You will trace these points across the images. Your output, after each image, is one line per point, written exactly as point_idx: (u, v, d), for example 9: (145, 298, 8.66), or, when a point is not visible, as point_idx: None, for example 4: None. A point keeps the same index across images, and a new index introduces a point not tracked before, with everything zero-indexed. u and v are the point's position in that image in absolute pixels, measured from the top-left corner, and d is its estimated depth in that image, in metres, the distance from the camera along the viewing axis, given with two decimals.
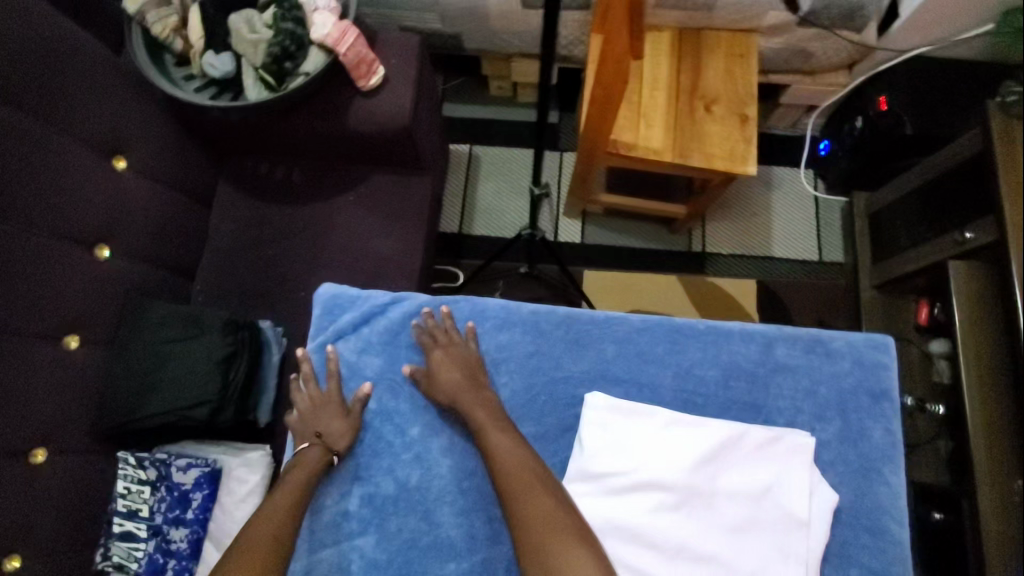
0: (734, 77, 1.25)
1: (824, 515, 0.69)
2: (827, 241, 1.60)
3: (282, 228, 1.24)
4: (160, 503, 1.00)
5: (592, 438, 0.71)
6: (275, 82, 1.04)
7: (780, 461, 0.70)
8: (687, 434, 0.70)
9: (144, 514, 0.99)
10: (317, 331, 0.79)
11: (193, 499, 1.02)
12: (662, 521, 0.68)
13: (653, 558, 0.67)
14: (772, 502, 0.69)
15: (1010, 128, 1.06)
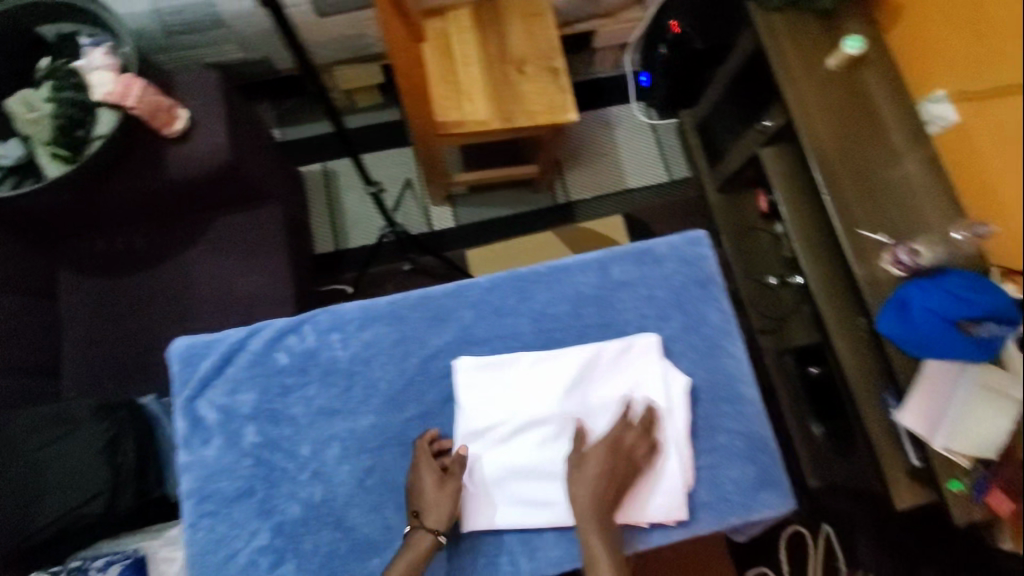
0: (534, 35, 1.34)
1: (681, 398, 0.77)
2: (672, 161, 1.74)
3: (137, 299, 1.18)
4: None
5: (469, 400, 0.76)
6: (71, 152, 1.01)
7: (634, 367, 0.78)
8: (549, 369, 0.77)
9: None
10: (181, 386, 0.78)
11: None
12: (547, 450, 0.75)
13: (551, 486, 0.74)
14: (635, 404, 0.77)
15: (771, 23, 1.22)
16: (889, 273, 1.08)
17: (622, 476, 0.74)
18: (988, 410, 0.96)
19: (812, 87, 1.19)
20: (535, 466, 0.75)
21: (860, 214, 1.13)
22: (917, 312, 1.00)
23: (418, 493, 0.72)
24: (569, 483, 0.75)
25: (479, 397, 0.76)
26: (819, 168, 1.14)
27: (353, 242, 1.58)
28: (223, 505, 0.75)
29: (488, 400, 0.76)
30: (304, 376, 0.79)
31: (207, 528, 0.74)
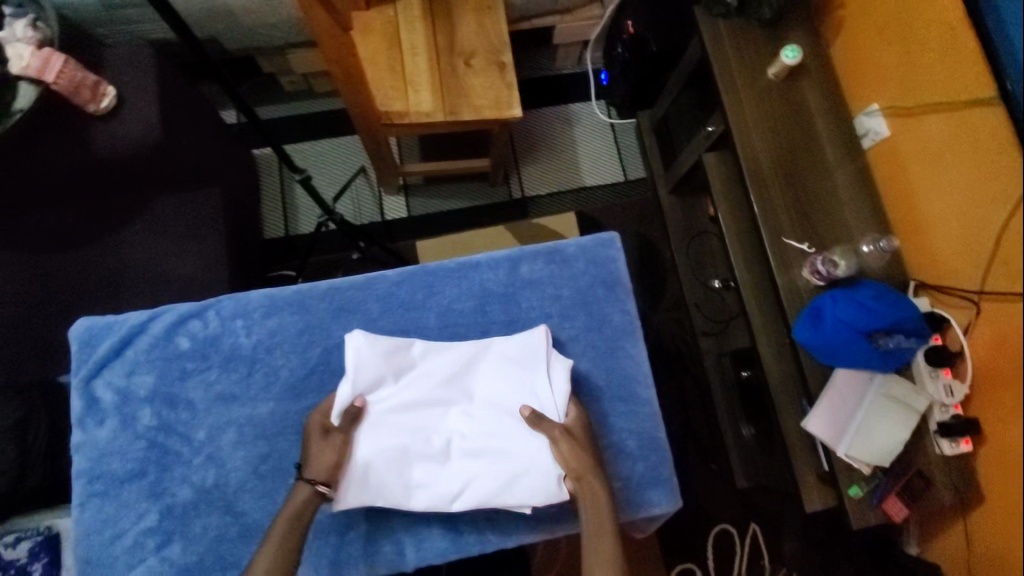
0: (485, 29, 1.33)
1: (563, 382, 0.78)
2: (628, 161, 1.74)
3: (65, 276, 1.16)
4: None
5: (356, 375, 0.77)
6: None
7: (521, 351, 0.80)
8: (439, 351, 0.80)
9: None
10: (79, 367, 0.79)
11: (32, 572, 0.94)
12: (425, 432, 0.77)
13: (429, 466, 0.76)
14: (515, 384, 0.79)
15: (715, 30, 1.22)
16: (808, 283, 1.12)
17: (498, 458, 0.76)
18: (888, 419, 1.03)
19: (751, 96, 1.20)
20: (410, 447, 0.76)
21: (787, 224, 1.15)
22: (829, 321, 1.05)
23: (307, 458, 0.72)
24: (444, 464, 0.77)
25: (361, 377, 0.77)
26: (750, 177, 1.16)
27: (302, 228, 1.58)
28: (113, 486, 0.76)
29: (369, 381, 0.77)
30: (205, 362, 0.80)
31: (95, 508, 0.75)
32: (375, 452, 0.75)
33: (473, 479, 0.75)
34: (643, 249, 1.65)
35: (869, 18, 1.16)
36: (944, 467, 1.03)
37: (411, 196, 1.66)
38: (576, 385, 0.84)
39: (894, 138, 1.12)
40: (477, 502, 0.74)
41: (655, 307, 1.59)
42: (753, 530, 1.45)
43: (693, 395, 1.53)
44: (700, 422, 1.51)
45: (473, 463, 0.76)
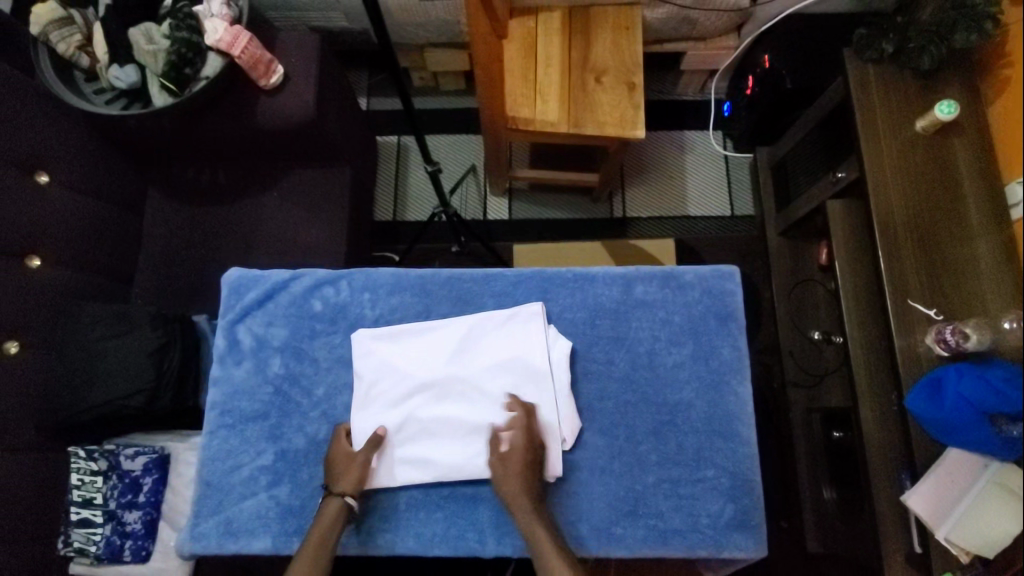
0: (621, 48, 1.35)
1: (561, 361, 0.82)
2: (737, 196, 1.70)
3: (211, 227, 1.30)
4: (113, 490, 1.08)
5: (362, 365, 0.83)
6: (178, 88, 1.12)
7: (518, 333, 0.83)
8: (438, 335, 0.84)
9: (98, 501, 1.07)
10: (226, 310, 0.88)
11: (144, 483, 1.09)
12: (433, 419, 0.81)
13: (441, 440, 0.80)
14: (519, 369, 0.81)
15: (864, 74, 1.18)
16: (931, 351, 1.06)
17: None
18: (998, 511, 0.93)
19: (891, 148, 1.15)
20: (421, 423, 0.80)
21: (915, 286, 1.09)
22: (949, 395, 0.97)
23: (329, 468, 0.77)
24: (453, 441, 0.80)
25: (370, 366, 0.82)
26: (880, 232, 1.11)
27: (411, 215, 1.66)
28: (240, 422, 0.83)
29: (379, 372, 0.82)
30: (332, 326, 0.87)
31: (222, 439, 0.83)
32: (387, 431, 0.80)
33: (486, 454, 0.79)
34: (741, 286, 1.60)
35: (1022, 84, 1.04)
36: None
37: (515, 200, 1.71)
38: (676, 413, 0.83)
39: None
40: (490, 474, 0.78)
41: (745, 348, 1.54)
42: None
43: (773, 446, 1.46)
44: (777, 475, 1.44)
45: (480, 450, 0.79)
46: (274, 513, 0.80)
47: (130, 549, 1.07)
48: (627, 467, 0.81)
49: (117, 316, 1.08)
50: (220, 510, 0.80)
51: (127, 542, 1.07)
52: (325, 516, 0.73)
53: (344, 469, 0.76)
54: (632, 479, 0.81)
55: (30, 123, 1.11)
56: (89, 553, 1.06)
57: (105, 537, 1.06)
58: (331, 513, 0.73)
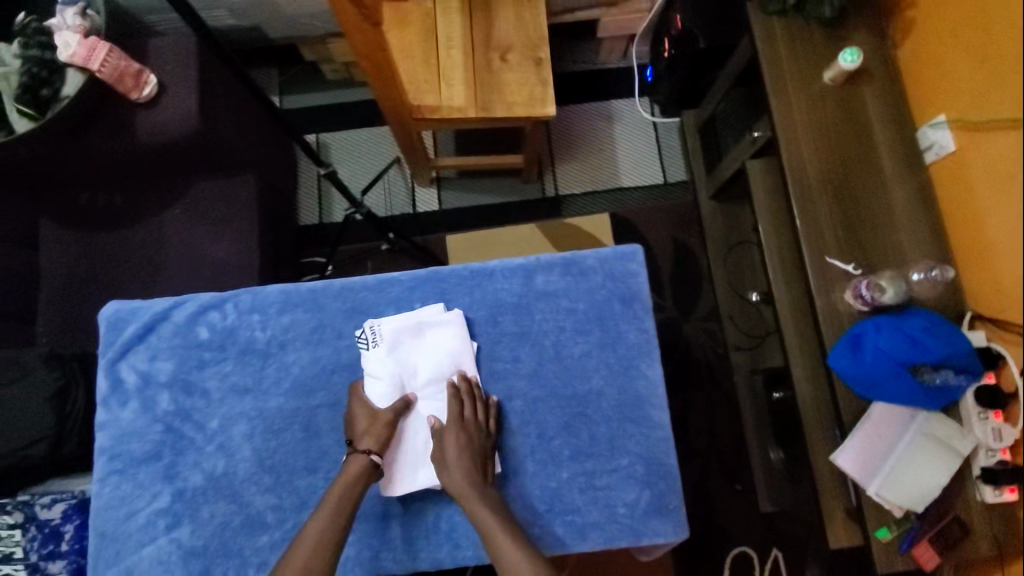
0: (524, 22, 1.29)
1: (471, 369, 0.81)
2: (669, 162, 1.67)
3: (111, 253, 1.22)
4: (33, 541, 1.03)
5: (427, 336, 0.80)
6: (36, 110, 1.04)
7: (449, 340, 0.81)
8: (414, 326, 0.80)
9: (19, 555, 1.02)
10: (106, 348, 0.82)
11: (65, 531, 1.04)
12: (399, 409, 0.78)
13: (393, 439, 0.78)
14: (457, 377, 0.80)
15: (769, 27, 1.15)
16: (850, 307, 1.05)
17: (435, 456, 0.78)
18: (928, 462, 0.96)
19: (801, 103, 1.13)
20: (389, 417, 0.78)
21: (830, 241, 1.08)
22: (869, 350, 0.99)
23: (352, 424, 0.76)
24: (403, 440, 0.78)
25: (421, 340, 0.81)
26: (794, 191, 1.09)
27: (337, 216, 1.59)
28: (131, 464, 0.79)
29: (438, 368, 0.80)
30: (221, 353, 0.82)
31: (114, 485, 0.78)
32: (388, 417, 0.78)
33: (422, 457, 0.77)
34: (679, 254, 1.58)
35: (945, 17, 1.04)
36: (984, 512, 0.97)
37: (444, 189, 1.65)
38: (586, 403, 0.81)
39: (963, 152, 1.02)
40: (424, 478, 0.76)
41: (687, 317, 1.53)
42: (774, 555, 1.38)
43: (721, 411, 1.47)
44: (727, 440, 1.45)
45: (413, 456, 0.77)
46: (176, 555, 0.76)
47: None
48: (540, 465, 0.79)
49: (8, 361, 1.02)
50: (116, 562, 0.76)
51: None
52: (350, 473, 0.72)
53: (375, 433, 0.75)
54: (546, 477, 0.79)
55: None
56: None
57: None
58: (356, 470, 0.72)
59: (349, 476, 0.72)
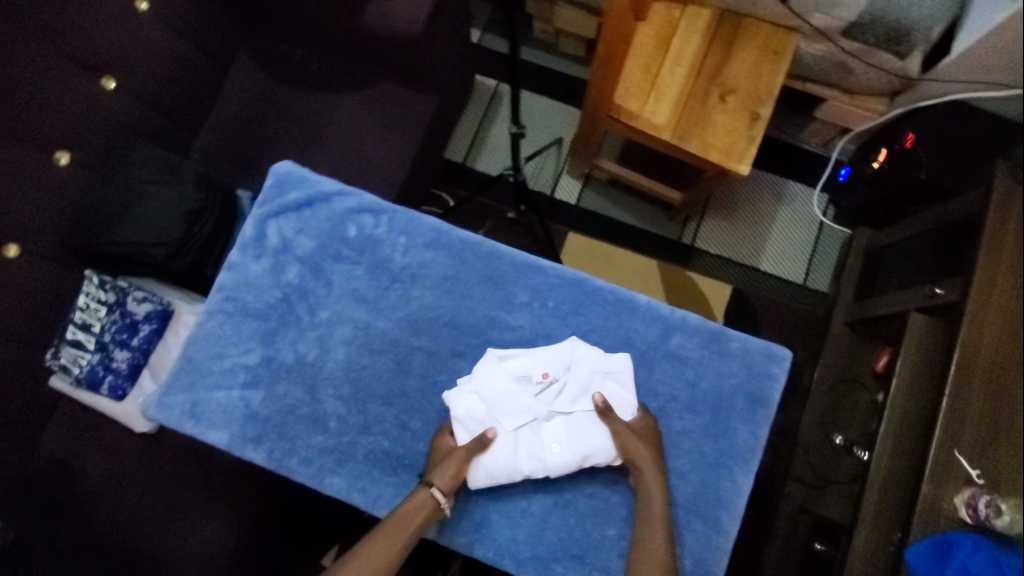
0: (760, 73, 1.21)
1: (587, 417, 0.76)
2: (817, 267, 1.57)
3: (286, 108, 1.27)
4: (112, 324, 1.12)
5: (569, 364, 0.78)
6: None
7: (586, 379, 0.77)
8: (560, 349, 0.79)
9: (95, 330, 1.11)
10: (264, 201, 0.85)
11: (142, 329, 1.13)
12: (499, 403, 0.76)
13: (480, 419, 0.75)
14: (571, 419, 0.76)
15: (1014, 195, 1.04)
16: (956, 513, 0.96)
17: (508, 461, 0.74)
18: None
19: (1009, 287, 1.01)
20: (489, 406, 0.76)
21: (969, 439, 0.97)
22: (954, 567, 0.89)
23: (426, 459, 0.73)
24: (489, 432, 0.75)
25: (580, 388, 0.77)
26: (954, 372, 0.99)
27: (481, 166, 1.60)
28: (240, 313, 0.82)
29: (558, 400, 0.77)
30: (357, 256, 0.83)
31: (217, 322, 0.82)
32: (485, 399, 0.76)
33: (495, 454, 0.74)
34: None
35: None
36: None
37: (588, 188, 1.62)
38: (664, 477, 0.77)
39: None
40: (490, 472, 0.73)
41: None
42: None
43: (748, 528, 1.40)
44: (741, 559, 1.38)
45: (490, 450, 0.74)
46: (240, 413, 0.79)
47: (109, 384, 1.11)
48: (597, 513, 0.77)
49: (165, 164, 1.08)
50: (190, 390, 0.80)
51: (108, 377, 1.12)
52: (417, 508, 0.71)
53: (449, 470, 0.72)
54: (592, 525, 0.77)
55: None
56: (72, 372, 1.11)
57: (90, 364, 1.11)
58: (421, 501, 0.71)
59: (413, 513, 0.70)
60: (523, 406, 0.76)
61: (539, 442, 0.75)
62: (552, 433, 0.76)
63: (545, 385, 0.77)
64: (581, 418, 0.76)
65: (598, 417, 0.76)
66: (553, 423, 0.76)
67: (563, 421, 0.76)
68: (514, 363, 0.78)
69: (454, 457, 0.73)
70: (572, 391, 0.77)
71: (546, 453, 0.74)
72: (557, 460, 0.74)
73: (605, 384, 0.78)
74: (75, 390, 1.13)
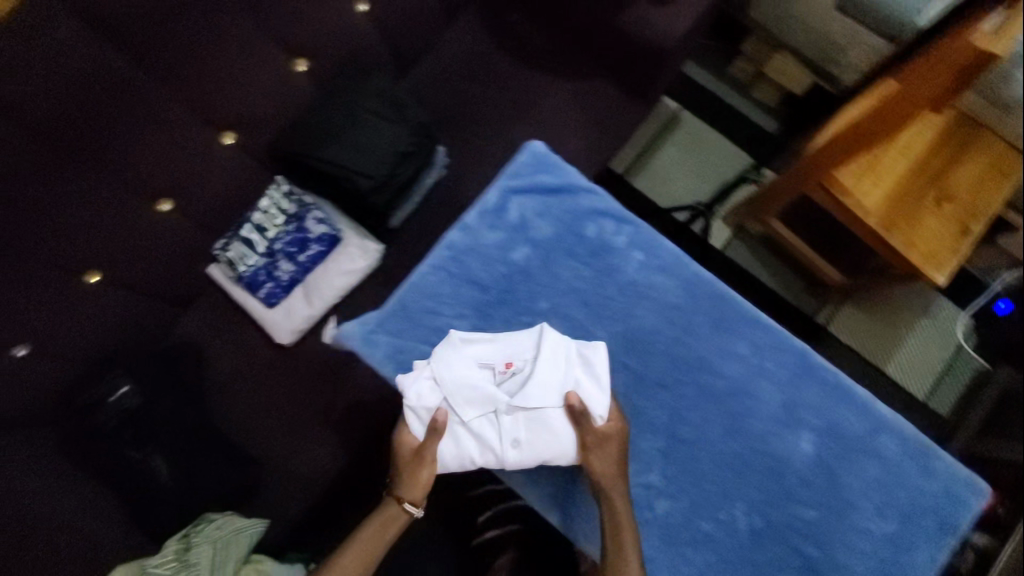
0: (982, 188, 1.15)
1: (550, 419, 0.80)
2: (943, 390, 1.51)
3: (498, 77, 1.26)
4: (285, 235, 1.15)
5: (537, 357, 0.82)
6: None
7: (542, 374, 0.81)
8: (515, 336, 0.85)
9: (269, 236, 1.14)
10: (516, 179, 0.93)
11: (310, 248, 1.15)
12: (462, 391, 0.80)
13: (451, 406, 0.80)
14: (532, 418, 0.80)
15: None
16: None
17: (472, 453, 0.80)
18: None
19: None
20: (453, 392, 0.80)
21: None
22: None
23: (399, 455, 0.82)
24: (458, 420, 0.80)
25: (534, 376, 0.81)
26: None
27: (640, 185, 1.56)
28: (466, 275, 0.90)
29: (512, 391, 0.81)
30: (590, 257, 0.90)
31: (441, 276, 0.90)
32: (451, 385, 0.80)
33: (463, 447, 0.80)
34: None
35: None
36: None
37: (736, 239, 1.54)
38: (833, 564, 0.80)
39: None
40: (456, 461, 0.80)
41: None
42: None
43: None
44: None
45: (456, 438, 0.80)
46: None
47: (266, 290, 1.14)
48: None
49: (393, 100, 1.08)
50: (402, 330, 0.88)
51: (267, 283, 1.14)
52: (387, 521, 0.83)
53: (416, 477, 0.81)
54: None
55: None
56: (235, 268, 1.14)
57: (255, 266, 1.14)
58: (393, 514, 0.83)
59: (383, 521, 0.83)
60: (485, 394, 0.80)
61: (501, 438, 0.79)
62: (517, 431, 0.80)
63: (507, 374, 0.83)
64: (540, 415, 0.80)
65: (558, 416, 0.80)
66: (512, 418, 0.80)
67: (523, 416, 0.80)
68: (472, 349, 0.84)
69: (421, 459, 0.80)
70: (538, 390, 0.81)
71: (506, 448, 0.79)
72: (512, 454, 0.80)
73: (560, 380, 0.82)
74: (229, 287, 1.16)
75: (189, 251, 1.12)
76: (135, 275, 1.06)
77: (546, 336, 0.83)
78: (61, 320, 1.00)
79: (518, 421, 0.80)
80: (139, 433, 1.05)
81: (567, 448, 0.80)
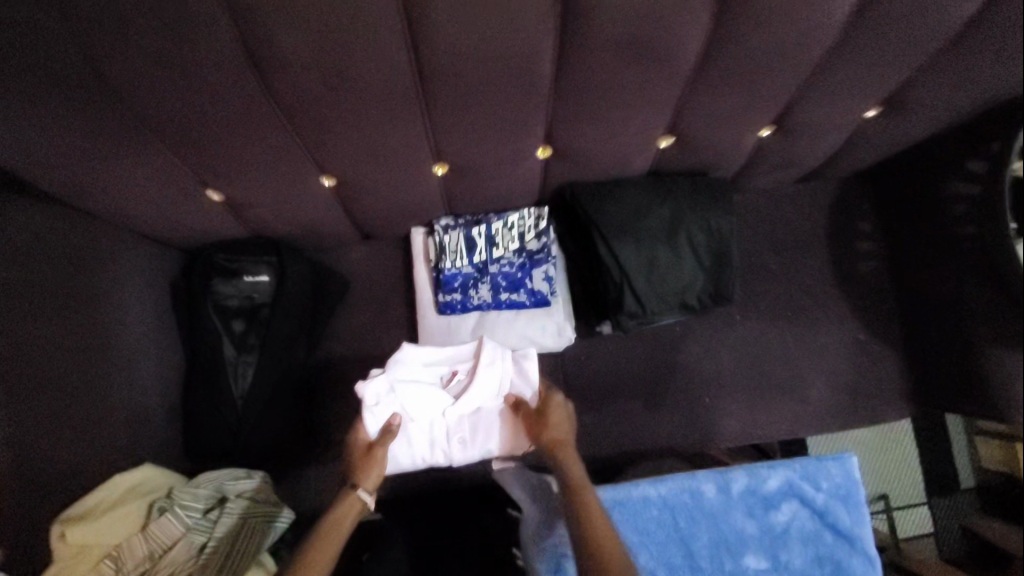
0: None
1: (494, 418, 0.88)
2: None
3: (802, 273, 1.10)
4: (506, 263, 1.00)
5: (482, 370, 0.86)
6: None
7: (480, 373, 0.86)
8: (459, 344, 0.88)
9: (492, 253, 1.00)
10: (812, 486, 0.86)
11: (516, 294, 1.00)
12: (414, 400, 0.83)
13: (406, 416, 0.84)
14: (469, 409, 0.86)
15: None
16: None
17: (419, 454, 0.86)
18: None
19: None
20: (408, 402, 0.82)
21: None
22: None
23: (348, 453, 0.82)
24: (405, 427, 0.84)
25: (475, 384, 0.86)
26: None
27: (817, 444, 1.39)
28: (699, 535, 0.83)
29: (460, 401, 0.85)
30: None
31: (675, 518, 0.83)
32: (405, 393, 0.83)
33: (412, 453, 0.85)
34: None
35: None
36: None
37: None
38: None
39: None
40: (410, 462, 0.85)
41: None
42: None
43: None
44: None
45: (404, 443, 0.85)
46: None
47: (449, 296, 1.00)
48: None
49: (720, 251, 0.91)
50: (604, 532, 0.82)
51: (455, 292, 1.00)
52: (345, 513, 0.78)
53: (369, 467, 0.80)
54: None
55: (953, 97, 0.85)
56: (441, 256, 1.00)
57: (459, 269, 0.99)
58: (351, 508, 0.79)
59: (340, 514, 0.78)
60: (433, 401, 0.84)
61: (450, 438, 0.86)
62: (462, 429, 0.87)
63: (451, 378, 0.88)
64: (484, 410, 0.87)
65: (496, 407, 0.88)
66: (458, 417, 0.86)
67: (469, 414, 0.87)
68: (423, 354, 0.86)
69: (376, 456, 0.80)
70: (475, 388, 0.85)
71: (456, 445, 0.86)
72: (461, 451, 0.87)
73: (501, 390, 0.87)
74: (420, 264, 1.04)
75: (417, 210, 0.99)
76: (359, 202, 0.94)
77: (487, 346, 0.87)
78: (272, 197, 0.88)
79: (466, 423, 0.87)
80: (249, 334, 0.99)
81: (508, 441, 0.88)
